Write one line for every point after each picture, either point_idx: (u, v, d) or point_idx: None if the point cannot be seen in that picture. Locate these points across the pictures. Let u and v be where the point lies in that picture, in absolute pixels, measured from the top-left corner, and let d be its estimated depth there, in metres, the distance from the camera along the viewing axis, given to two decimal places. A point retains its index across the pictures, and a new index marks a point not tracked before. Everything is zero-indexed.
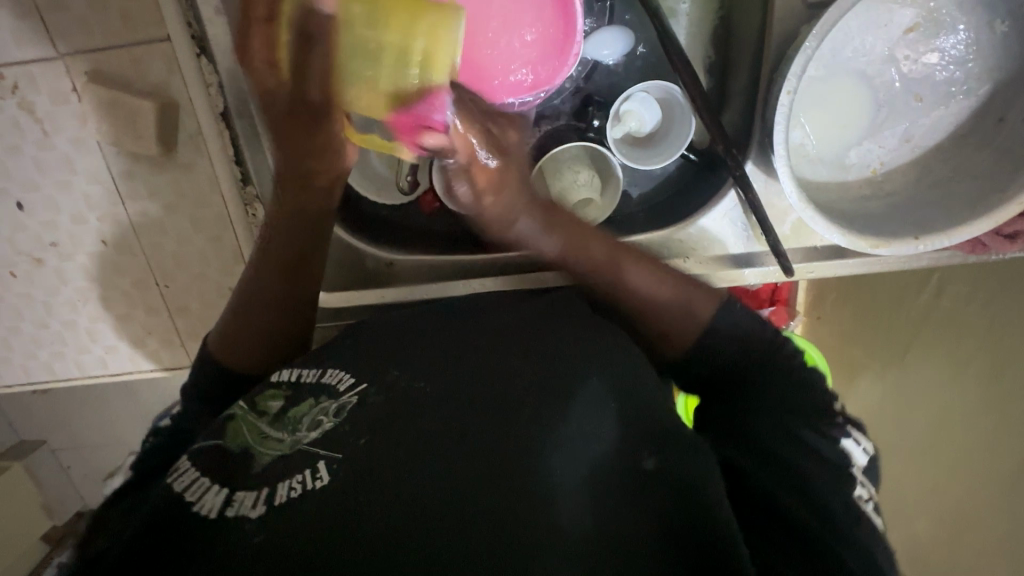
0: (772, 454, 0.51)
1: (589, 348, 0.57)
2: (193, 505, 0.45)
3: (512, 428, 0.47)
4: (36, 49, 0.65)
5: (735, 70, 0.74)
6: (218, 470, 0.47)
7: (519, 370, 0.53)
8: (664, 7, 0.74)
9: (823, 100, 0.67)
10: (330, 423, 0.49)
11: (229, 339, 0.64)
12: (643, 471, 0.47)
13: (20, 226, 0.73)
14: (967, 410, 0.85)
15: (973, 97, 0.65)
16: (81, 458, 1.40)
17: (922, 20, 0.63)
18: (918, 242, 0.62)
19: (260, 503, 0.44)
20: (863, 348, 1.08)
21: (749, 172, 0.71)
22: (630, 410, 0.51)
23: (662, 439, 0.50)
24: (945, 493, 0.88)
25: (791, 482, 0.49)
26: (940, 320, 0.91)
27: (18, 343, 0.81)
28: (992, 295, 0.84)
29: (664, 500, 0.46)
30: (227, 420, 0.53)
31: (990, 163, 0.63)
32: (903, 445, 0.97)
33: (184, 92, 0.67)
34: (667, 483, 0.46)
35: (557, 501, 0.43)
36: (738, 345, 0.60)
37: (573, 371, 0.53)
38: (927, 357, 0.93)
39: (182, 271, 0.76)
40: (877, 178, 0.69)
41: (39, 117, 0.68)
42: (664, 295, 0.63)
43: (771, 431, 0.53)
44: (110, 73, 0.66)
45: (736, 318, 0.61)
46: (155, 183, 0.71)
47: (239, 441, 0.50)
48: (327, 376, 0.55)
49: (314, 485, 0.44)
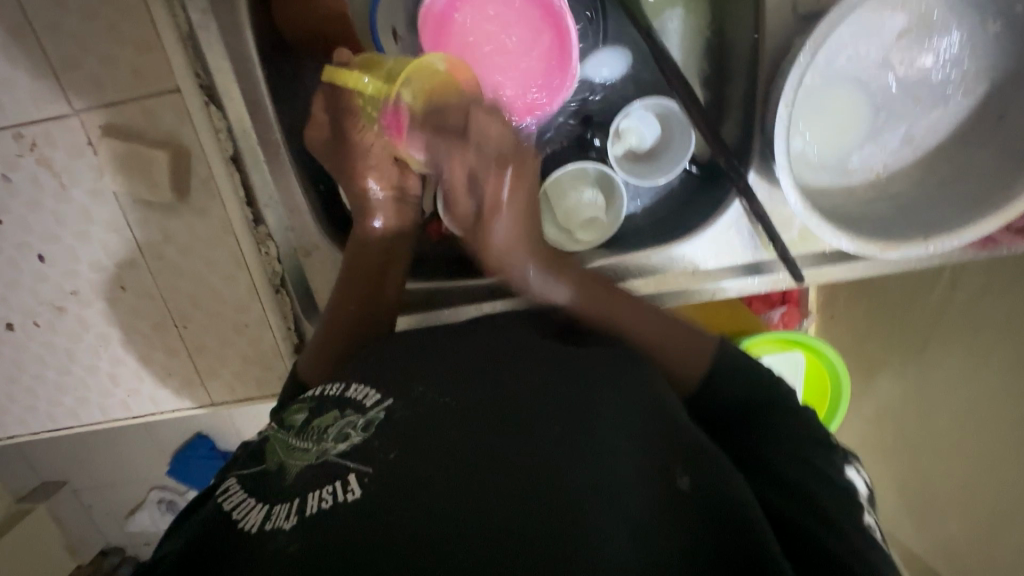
0: (783, 478, 0.54)
1: (608, 362, 0.58)
2: (236, 522, 0.44)
3: (532, 449, 0.46)
4: (52, 108, 0.67)
5: (733, 82, 0.75)
6: (252, 483, 0.48)
7: (545, 390, 0.53)
8: (655, 26, 0.76)
9: (821, 107, 0.68)
10: (359, 437, 0.49)
11: (320, 359, 0.68)
12: (675, 485, 0.46)
13: (41, 278, 0.75)
14: (989, 407, 0.85)
15: (971, 96, 0.65)
16: (104, 501, 1.41)
17: (915, 25, 0.63)
18: (926, 243, 0.62)
19: (292, 514, 0.43)
20: (884, 346, 1.09)
21: (752, 183, 0.72)
22: (655, 425, 0.51)
23: (697, 456, 0.49)
24: (970, 488, 0.88)
25: (802, 500, 0.52)
26: (954, 316, 0.93)
27: (42, 390, 0.83)
28: (1003, 291, 0.85)
29: (702, 516, 0.45)
30: (260, 442, 0.54)
31: (996, 160, 0.63)
32: (929, 445, 0.97)
33: (195, 138, 0.69)
34: (699, 501, 0.46)
35: (585, 515, 0.42)
36: (744, 381, 0.62)
37: (587, 389, 0.53)
38: (947, 350, 0.94)
39: (199, 312, 0.78)
40: (881, 181, 0.70)
41: (57, 171, 0.70)
42: (669, 344, 0.65)
43: (777, 454, 0.56)
44: (123, 126, 0.68)
45: (736, 374, 0.62)
46: (170, 228, 0.73)
47: (273, 458, 0.50)
48: (352, 390, 0.55)
49: (343, 498, 0.44)
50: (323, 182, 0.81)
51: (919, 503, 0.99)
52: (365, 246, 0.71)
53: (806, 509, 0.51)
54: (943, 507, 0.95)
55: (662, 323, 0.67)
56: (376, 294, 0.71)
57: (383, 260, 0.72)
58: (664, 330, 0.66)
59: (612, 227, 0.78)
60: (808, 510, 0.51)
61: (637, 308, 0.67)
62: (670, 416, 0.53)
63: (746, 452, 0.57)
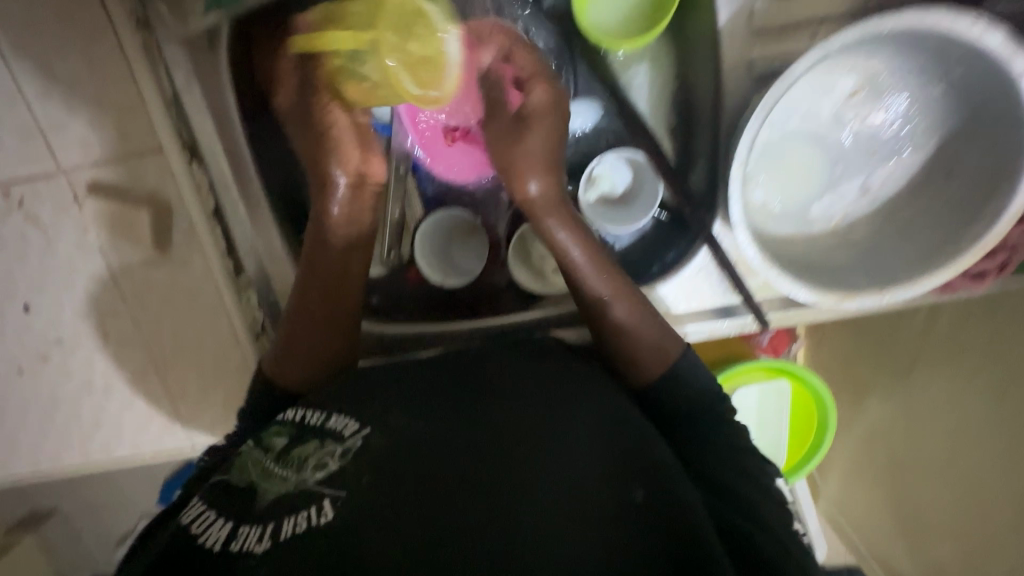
0: (728, 490, 0.56)
1: (576, 388, 0.58)
2: (199, 539, 0.44)
3: (505, 478, 0.47)
4: (40, 167, 0.69)
5: (697, 134, 0.77)
6: (220, 501, 0.47)
7: (516, 417, 0.53)
8: (620, 81, 0.79)
9: (780, 160, 0.71)
10: (335, 465, 0.49)
11: (283, 360, 0.67)
12: (637, 502, 0.47)
13: (26, 326, 0.77)
14: (982, 430, 0.87)
15: (920, 151, 0.67)
16: (92, 528, 1.36)
17: (864, 85, 0.66)
18: (883, 293, 0.64)
19: (265, 538, 0.43)
20: (867, 374, 1.10)
21: (716, 233, 0.74)
22: (619, 447, 0.51)
23: (658, 476, 0.50)
24: (969, 513, 0.89)
25: (748, 511, 0.54)
26: (938, 344, 0.94)
27: (25, 436, 0.84)
28: (980, 319, 0.87)
29: (664, 537, 0.45)
30: (234, 456, 0.53)
31: (948, 211, 0.65)
32: (920, 468, 0.98)
33: (178, 194, 0.71)
34: (660, 518, 0.47)
35: (551, 541, 0.43)
36: (690, 387, 0.64)
37: (559, 415, 0.54)
38: (933, 376, 0.96)
39: (181, 359, 0.79)
40: (841, 229, 0.72)
41: (44, 226, 0.72)
42: (643, 341, 0.65)
43: (721, 466, 0.58)
44: (108, 183, 0.71)
45: (694, 378, 0.64)
46: (153, 279, 0.75)
47: (244, 476, 0.49)
48: (333, 421, 0.54)
49: (317, 522, 0.43)
50: None
51: (917, 524, 0.99)
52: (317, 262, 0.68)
53: (755, 526, 0.53)
54: (938, 532, 0.95)
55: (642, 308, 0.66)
56: (328, 308, 0.68)
57: (334, 279, 0.69)
58: (644, 313, 0.66)
59: None
60: (753, 520, 0.54)
61: (626, 296, 0.67)
62: (635, 440, 0.53)
63: (691, 460, 0.59)
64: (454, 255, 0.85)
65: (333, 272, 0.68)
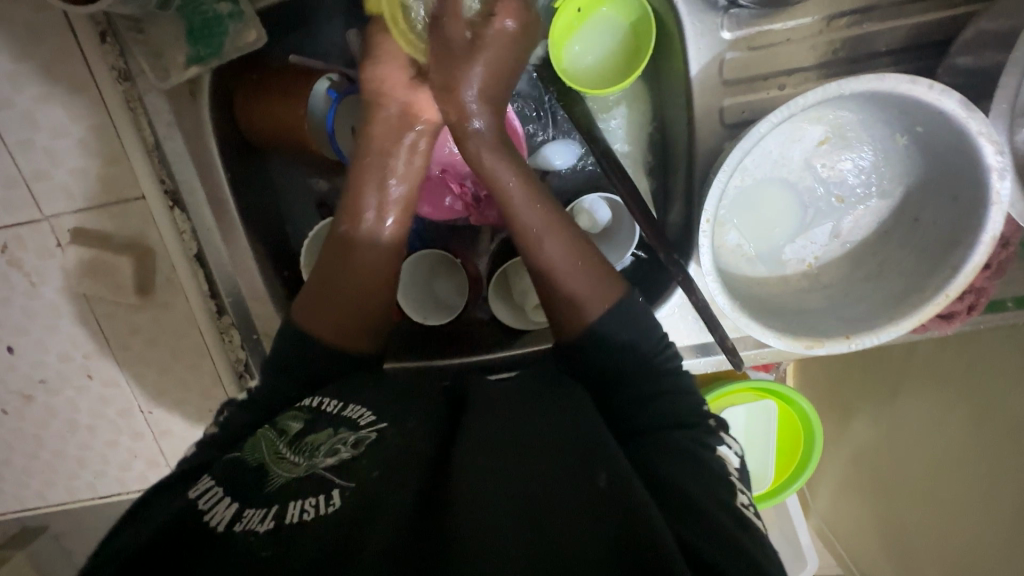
0: (659, 459, 0.49)
1: (549, 391, 0.58)
2: (204, 514, 0.45)
3: (491, 469, 0.46)
4: (23, 214, 0.70)
5: (674, 176, 0.79)
6: (231, 481, 0.47)
7: (492, 423, 0.53)
8: (598, 123, 0.80)
9: (752, 205, 0.72)
10: (347, 453, 0.49)
11: (313, 317, 0.65)
12: (594, 487, 0.44)
13: (10, 367, 0.78)
14: (958, 455, 0.87)
15: (888, 196, 0.69)
16: (77, 554, 1.34)
17: (831, 134, 0.68)
18: (850, 341, 0.65)
19: (268, 518, 0.44)
20: (852, 394, 1.10)
21: (693, 274, 0.75)
22: (576, 433, 0.50)
23: (605, 456, 0.47)
24: (950, 537, 0.89)
25: (683, 490, 0.46)
26: (919, 368, 0.95)
27: (10, 475, 0.85)
28: (959, 345, 0.88)
29: (610, 524, 0.41)
30: (251, 437, 0.54)
31: (916, 257, 0.67)
32: (903, 492, 0.98)
33: (160, 240, 0.72)
34: (608, 501, 0.43)
35: (480, 530, 0.41)
36: (623, 343, 0.60)
37: (538, 415, 0.53)
38: (914, 399, 0.96)
39: (165, 398, 0.80)
40: (813, 272, 0.73)
41: (27, 271, 0.73)
42: (571, 283, 0.62)
43: (663, 443, 0.51)
44: (91, 229, 0.72)
45: (629, 330, 0.61)
46: (136, 321, 0.76)
47: (257, 457, 0.50)
48: (349, 410, 0.55)
49: (325, 510, 0.44)
50: (288, 268, 0.84)
51: (903, 547, 1.00)
52: (340, 242, 0.68)
53: (677, 497, 0.45)
54: (921, 554, 0.95)
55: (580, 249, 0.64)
56: (354, 282, 0.66)
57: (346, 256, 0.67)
58: (577, 255, 0.63)
59: None
60: (683, 496, 0.45)
61: (567, 233, 0.65)
62: (604, 428, 0.51)
63: (632, 439, 0.53)
64: (437, 293, 0.86)
65: (344, 247, 0.67)
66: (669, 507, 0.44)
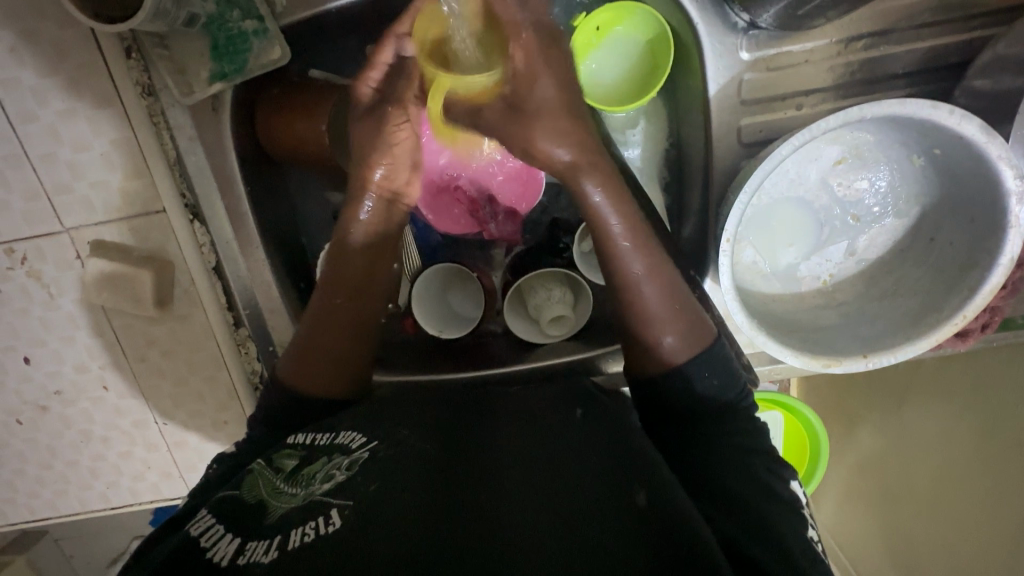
0: (719, 489, 0.52)
1: (585, 417, 0.61)
2: (205, 551, 0.44)
3: (505, 489, 0.48)
4: (43, 226, 0.71)
5: (689, 192, 0.79)
6: (231, 517, 0.47)
7: (518, 445, 0.55)
8: (615, 140, 0.81)
9: (769, 222, 0.72)
10: (343, 475, 0.50)
11: (301, 362, 0.66)
12: (634, 504, 0.46)
13: (26, 377, 0.78)
14: (968, 471, 0.87)
15: (904, 215, 0.70)
16: (79, 561, 1.33)
17: (848, 154, 0.69)
18: (866, 359, 0.65)
19: (272, 548, 0.43)
20: (853, 404, 1.10)
21: (708, 290, 0.75)
22: (613, 454, 0.53)
23: (647, 478, 0.49)
24: (954, 549, 0.88)
25: (740, 516, 0.49)
26: (923, 383, 0.95)
27: (23, 485, 0.85)
28: (967, 360, 0.88)
29: (654, 535, 0.43)
30: (245, 474, 0.54)
31: (931, 274, 0.67)
32: (908, 506, 0.98)
33: (179, 253, 0.72)
34: (655, 518, 0.44)
35: (510, 536, 0.43)
36: (707, 389, 0.60)
37: (567, 438, 0.56)
38: (922, 413, 0.95)
39: (180, 410, 0.80)
40: (828, 289, 0.74)
41: (46, 282, 0.73)
42: (669, 327, 0.62)
43: (723, 469, 0.53)
44: (111, 242, 0.72)
45: (712, 374, 0.60)
46: (153, 333, 0.76)
47: (255, 493, 0.50)
48: (340, 437, 0.56)
49: (325, 530, 0.44)
50: (304, 280, 0.84)
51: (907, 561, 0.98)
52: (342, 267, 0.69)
53: (744, 524, 0.48)
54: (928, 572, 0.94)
55: (674, 292, 0.64)
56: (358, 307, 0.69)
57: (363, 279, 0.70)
58: (671, 300, 0.63)
59: (577, 323, 0.81)
60: (748, 530, 0.47)
61: (658, 272, 0.64)
62: (630, 450, 0.54)
63: (688, 465, 0.56)
64: (451, 305, 0.86)
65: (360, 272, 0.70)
66: (732, 534, 0.47)
